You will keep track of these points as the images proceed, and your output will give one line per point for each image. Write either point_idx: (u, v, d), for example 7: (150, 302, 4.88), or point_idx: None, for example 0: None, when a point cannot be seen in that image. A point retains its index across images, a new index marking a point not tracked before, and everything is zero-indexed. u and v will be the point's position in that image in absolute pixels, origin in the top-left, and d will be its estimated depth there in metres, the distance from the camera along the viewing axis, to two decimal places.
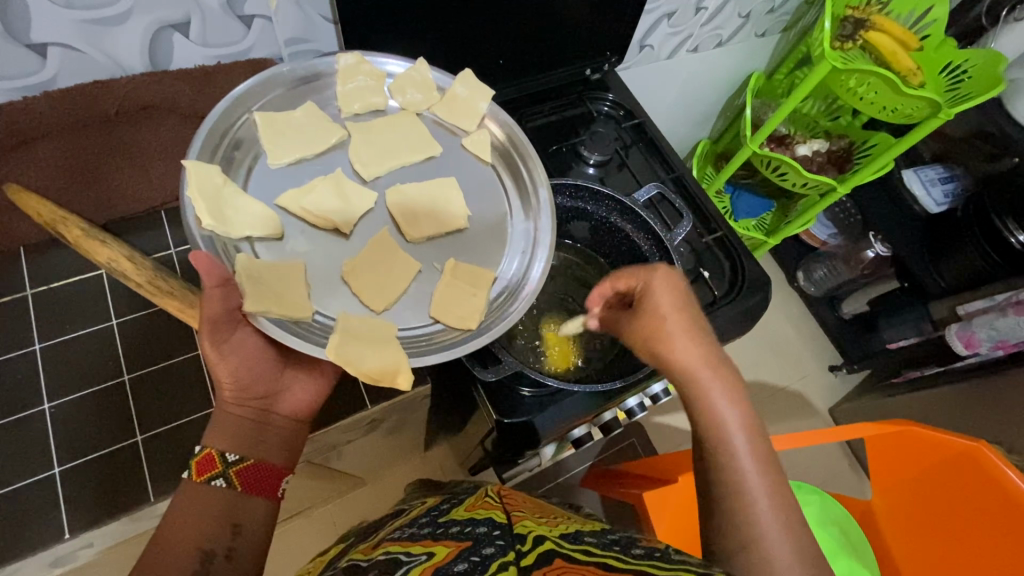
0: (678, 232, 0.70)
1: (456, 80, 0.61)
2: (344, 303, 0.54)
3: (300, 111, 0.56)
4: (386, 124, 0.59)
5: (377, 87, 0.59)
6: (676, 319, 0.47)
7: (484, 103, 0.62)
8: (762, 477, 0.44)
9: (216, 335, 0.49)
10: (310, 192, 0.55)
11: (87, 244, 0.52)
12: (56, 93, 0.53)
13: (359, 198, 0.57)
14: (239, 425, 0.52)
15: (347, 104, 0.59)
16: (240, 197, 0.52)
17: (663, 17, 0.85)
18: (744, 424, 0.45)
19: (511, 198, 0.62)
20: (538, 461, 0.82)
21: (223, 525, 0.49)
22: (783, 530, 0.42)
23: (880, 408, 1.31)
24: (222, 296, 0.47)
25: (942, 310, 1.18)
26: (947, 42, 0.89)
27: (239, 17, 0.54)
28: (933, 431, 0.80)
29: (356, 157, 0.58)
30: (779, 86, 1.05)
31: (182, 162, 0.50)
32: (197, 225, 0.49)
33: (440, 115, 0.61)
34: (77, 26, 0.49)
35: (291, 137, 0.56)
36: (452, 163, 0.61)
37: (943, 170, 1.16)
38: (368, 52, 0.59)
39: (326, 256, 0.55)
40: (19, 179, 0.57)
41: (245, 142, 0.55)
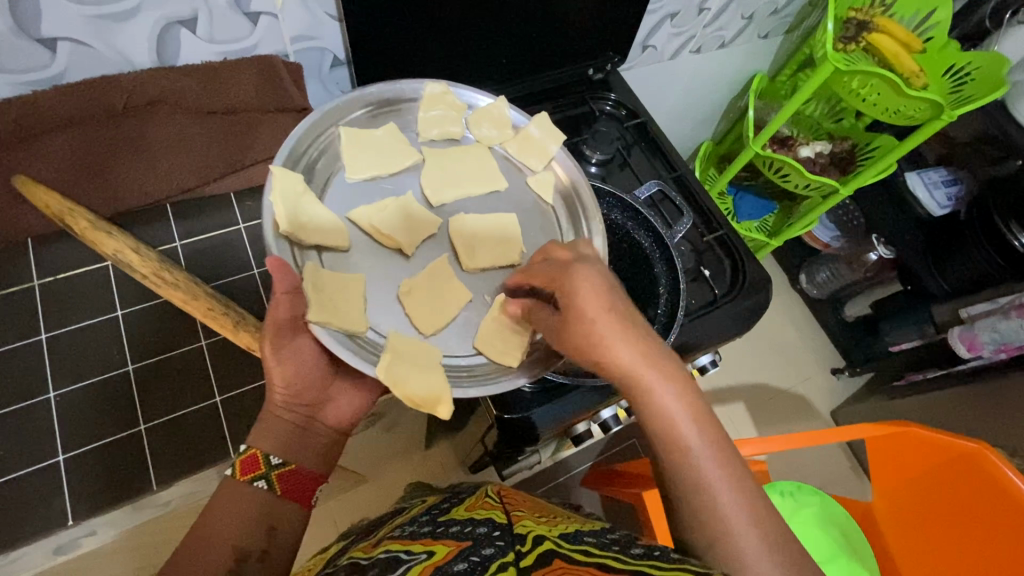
0: (679, 230, 0.72)
1: (532, 122, 0.65)
2: (397, 322, 0.55)
3: (383, 132, 0.59)
4: (458, 151, 0.62)
5: (456, 117, 0.62)
6: (605, 317, 0.44)
7: (555, 147, 0.65)
8: (721, 464, 0.42)
9: (276, 341, 0.50)
10: (381, 211, 0.56)
11: (94, 235, 0.53)
12: (64, 87, 0.54)
13: (422, 220, 0.58)
14: (282, 429, 0.52)
15: (424, 130, 0.61)
16: (317, 208, 0.54)
17: (666, 18, 0.86)
18: (693, 414, 0.43)
19: (564, 235, 0.63)
20: (538, 459, 0.82)
21: (261, 525, 0.49)
22: (751, 525, 0.40)
23: (883, 411, 1.30)
24: (289, 302, 0.49)
25: (944, 313, 1.17)
26: (951, 44, 0.89)
27: (245, 13, 0.55)
28: (933, 433, 0.80)
29: (425, 180, 0.60)
30: (782, 88, 1.05)
31: (270, 166, 0.52)
32: (274, 225, 0.51)
33: (510, 150, 0.64)
34: (86, 21, 0.50)
35: (369, 157, 0.58)
36: (514, 195, 0.64)
37: (947, 174, 1.17)
38: (453, 85, 0.62)
39: (384, 275, 0.57)
40: (26, 171, 0.57)
41: (328, 159, 0.58)
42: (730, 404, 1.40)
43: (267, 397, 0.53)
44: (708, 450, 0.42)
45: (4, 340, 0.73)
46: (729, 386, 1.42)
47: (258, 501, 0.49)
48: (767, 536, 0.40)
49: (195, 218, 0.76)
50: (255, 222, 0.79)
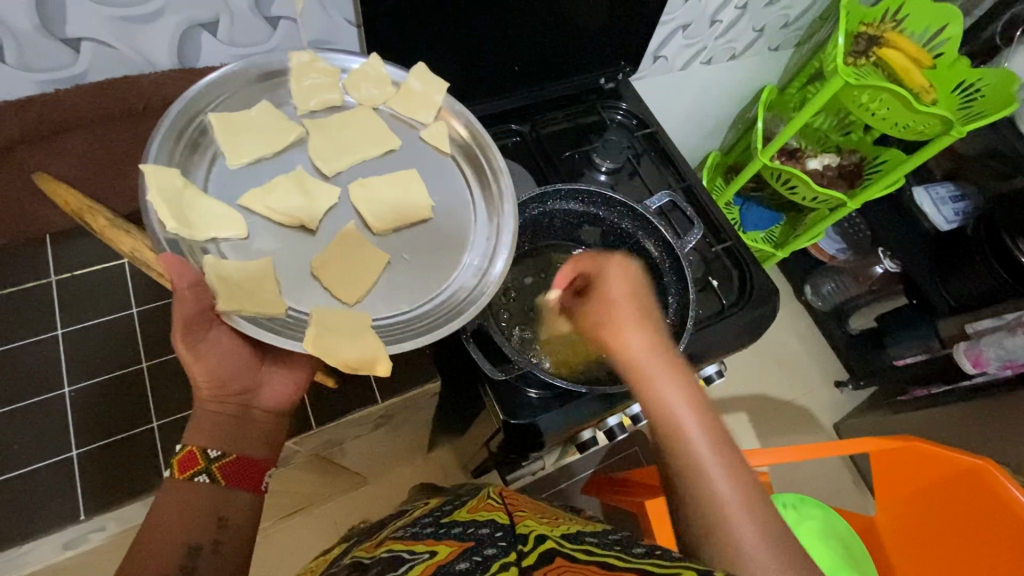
0: (690, 239, 0.71)
1: (409, 75, 0.59)
2: (317, 298, 0.53)
3: (255, 109, 0.54)
4: (341, 119, 0.57)
5: (331, 84, 0.58)
6: (626, 306, 0.48)
7: (440, 95, 0.60)
8: (720, 458, 0.44)
9: (190, 338, 0.48)
10: (272, 190, 0.53)
11: (111, 233, 0.53)
12: (85, 86, 0.55)
13: (323, 192, 0.55)
14: (218, 421, 0.52)
15: (302, 102, 0.57)
16: (201, 200, 0.50)
17: (678, 29, 0.86)
18: (695, 408, 0.45)
19: (472, 190, 0.60)
20: (542, 465, 0.82)
21: (208, 518, 0.50)
22: (750, 519, 0.42)
23: (886, 425, 1.30)
24: (193, 296, 0.47)
25: (952, 328, 1.20)
26: (960, 60, 0.89)
27: (266, 18, 0.56)
28: (937, 447, 0.79)
29: (314, 152, 0.56)
30: (790, 100, 1.06)
31: (141, 166, 0.48)
32: (160, 228, 0.48)
33: (395, 108, 0.59)
34: (110, 23, 0.51)
35: (249, 136, 0.54)
36: (415, 156, 0.60)
37: (955, 188, 1.17)
38: (319, 50, 0.57)
39: (291, 252, 0.54)
40: (48, 169, 0.58)
41: (204, 146, 0.53)
42: (732, 414, 1.40)
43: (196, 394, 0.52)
44: (707, 444, 0.44)
45: (20, 335, 0.73)
46: (731, 396, 1.42)
47: (205, 495, 0.50)
48: (766, 529, 0.42)
49: None
50: None
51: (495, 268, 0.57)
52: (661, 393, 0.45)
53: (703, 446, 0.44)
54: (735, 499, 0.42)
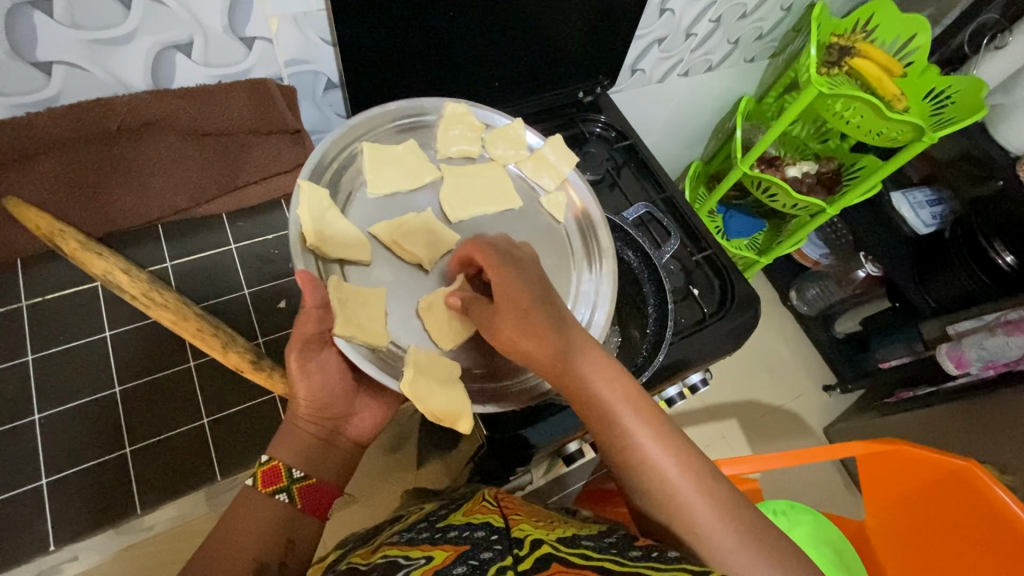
0: (667, 250, 0.72)
1: (547, 144, 0.65)
2: (418, 337, 0.55)
3: (403, 149, 0.59)
4: (474, 168, 0.62)
5: (474, 137, 0.63)
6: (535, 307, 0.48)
7: (569, 169, 0.65)
8: (656, 439, 0.46)
9: (305, 354, 0.51)
10: (403, 227, 0.57)
11: (83, 256, 0.53)
12: (58, 110, 0.54)
13: (443, 237, 0.58)
14: (307, 441, 0.52)
15: (444, 147, 0.62)
16: (342, 223, 0.53)
17: (654, 42, 0.88)
18: (625, 395, 0.47)
19: (577, 255, 0.63)
20: (530, 478, 0.82)
21: (279, 540, 0.48)
22: (694, 485, 0.45)
23: (873, 428, 1.31)
24: (318, 318, 0.49)
25: (933, 330, 1.17)
26: (930, 69, 0.91)
27: (240, 39, 0.56)
28: (922, 450, 0.80)
29: (444, 196, 0.60)
30: (768, 109, 1.08)
31: (297, 179, 0.52)
32: (302, 241, 0.51)
33: (524, 171, 0.65)
34: (83, 46, 0.51)
35: (393, 174, 0.58)
36: (532, 219, 0.64)
37: (932, 193, 1.19)
38: (473, 105, 0.63)
39: (406, 290, 0.57)
40: (17, 192, 0.57)
41: (353, 171, 0.58)
42: (722, 421, 1.40)
43: (291, 408, 0.53)
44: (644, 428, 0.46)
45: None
46: (721, 403, 1.42)
47: (279, 514, 0.49)
48: (716, 493, 0.45)
49: (185, 238, 0.75)
50: (246, 242, 0.78)
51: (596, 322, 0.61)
52: (589, 385, 0.46)
53: (641, 428, 0.46)
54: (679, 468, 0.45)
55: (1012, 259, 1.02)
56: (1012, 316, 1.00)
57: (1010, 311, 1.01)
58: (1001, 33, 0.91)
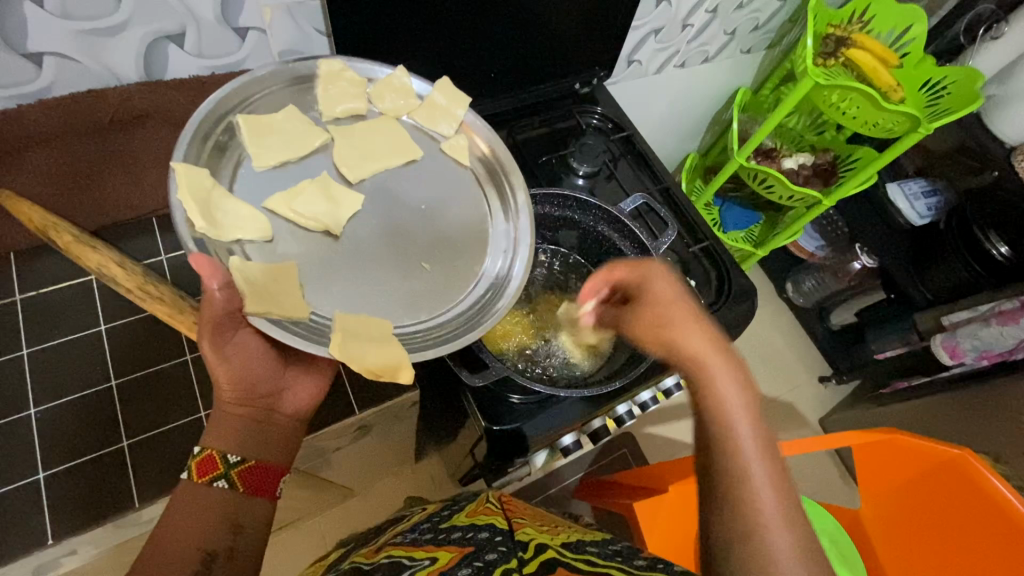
0: (666, 240, 0.72)
1: (434, 89, 0.61)
2: (340, 302, 0.52)
3: (282, 113, 0.54)
4: (365, 127, 0.57)
5: (358, 94, 0.58)
6: (678, 311, 0.47)
7: (462, 111, 0.61)
8: (769, 475, 0.41)
9: (218, 339, 0.49)
10: (298, 194, 0.53)
11: (76, 248, 0.52)
12: (49, 102, 0.54)
13: (347, 198, 0.55)
14: (241, 425, 0.52)
15: (328, 108, 0.57)
16: (230, 202, 0.49)
17: (651, 33, 0.87)
18: (752, 418, 0.42)
19: (490, 200, 0.62)
20: (529, 470, 0.82)
21: (224, 526, 0.49)
22: (791, 541, 0.39)
23: (869, 418, 1.31)
24: (224, 299, 0.46)
25: (927, 322, 1.18)
26: (927, 60, 0.92)
27: (233, 29, 0.55)
28: (921, 439, 0.80)
29: (338, 156, 0.56)
30: (764, 101, 1.07)
31: (170, 163, 0.47)
32: (188, 227, 0.46)
33: (418, 120, 0.60)
34: (74, 37, 0.50)
35: (277, 139, 0.54)
36: (434, 169, 0.60)
37: (927, 184, 1.19)
38: (349, 60, 0.58)
39: (315, 258, 0.53)
40: (11, 186, 0.56)
41: (228, 146, 0.53)
42: None
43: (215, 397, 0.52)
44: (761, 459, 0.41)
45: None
46: None
47: (221, 500, 0.50)
48: (811, 560, 0.38)
49: None
50: None
51: (513, 260, 0.59)
52: (717, 393, 0.43)
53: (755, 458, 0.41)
54: (779, 514, 0.40)
55: (1005, 250, 1.05)
56: (1005, 306, 1.01)
57: (1004, 302, 1.02)
58: (997, 24, 0.91)
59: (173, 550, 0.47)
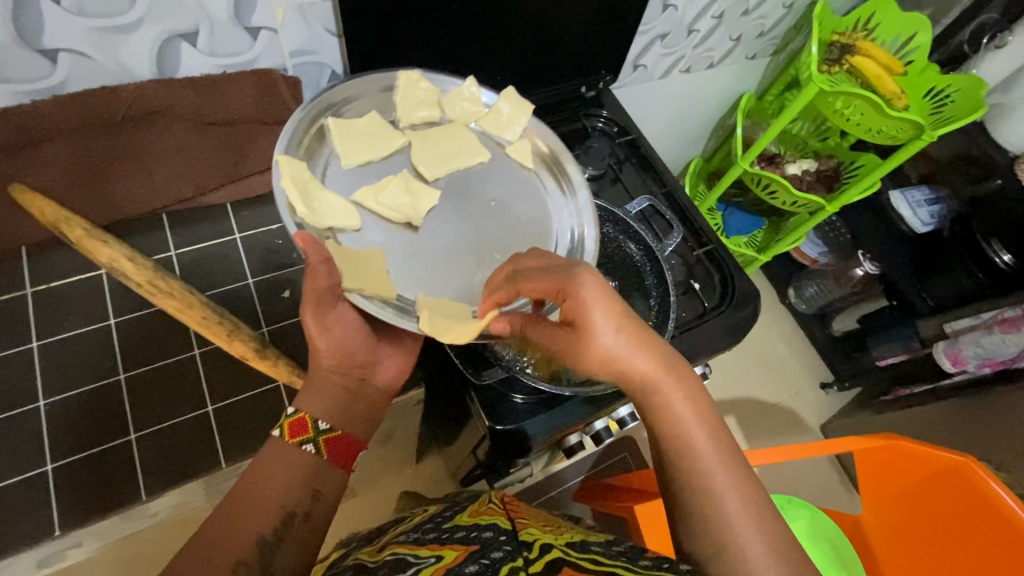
0: (669, 243, 0.72)
1: (502, 97, 0.63)
2: (422, 286, 0.55)
3: (366, 118, 0.58)
4: (437, 131, 0.60)
5: (432, 101, 0.61)
6: (611, 326, 0.42)
7: (526, 118, 0.63)
8: (724, 465, 0.43)
9: (320, 310, 0.50)
10: (384, 189, 0.55)
11: (89, 243, 0.51)
12: (64, 97, 0.54)
13: (425, 194, 0.57)
14: (333, 391, 0.53)
15: (406, 113, 0.59)
16: (326, 194, 0.53)
17: (656, 38, 0.88)
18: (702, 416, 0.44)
19: (554, 195, 0.63)
20: (530, 472, 0.82)
21: (305, 489, 0.48)
22: (752, 522, 0.42)
23: (871, 425, 1.31)
24: (326, 271, 0.48)
25: (930, 329, 1.18)
26: (930, 67, 0.92)
27: (245, 28, 0.56)
28: (924, 446, 0.80)
29: (416, 156, 0.58)
30: (769, 107, 1.08)
31: (274, 156, 0.51)
32: (290, 213, 0.50)
33: (485, 127, 0.63)
34: (88, 33, 0.51)
35: (363, 141, 0.57)
36: (500, 169, 0.62)
37: (930, 192, 1.19)
38: (424, 70, 0.61)
39: (399, 248, 0.56)
40: (24, 178, 0.56)
41: (322, 146, 0.56)
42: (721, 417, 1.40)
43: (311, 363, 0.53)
44: (713, 452, 0.43)
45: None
46: (720, 400, 1.43)
47: (306, 466, 0.49)
48: (768, 535, 0.42)
49: (191, 228, 0.75)
50: (250, 232, 0.78)
51: (584, 242, 0.60)
52: (666, 404, 0.43)
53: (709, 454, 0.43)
54: (737, 500, 0.42)
55: (1009, 259, 1.05)
56: (1007, 313, 1.01)
57: (1007, 309, 1.02)
58: (1001, 33, 0.92)
59: (255, 508, 0.45)
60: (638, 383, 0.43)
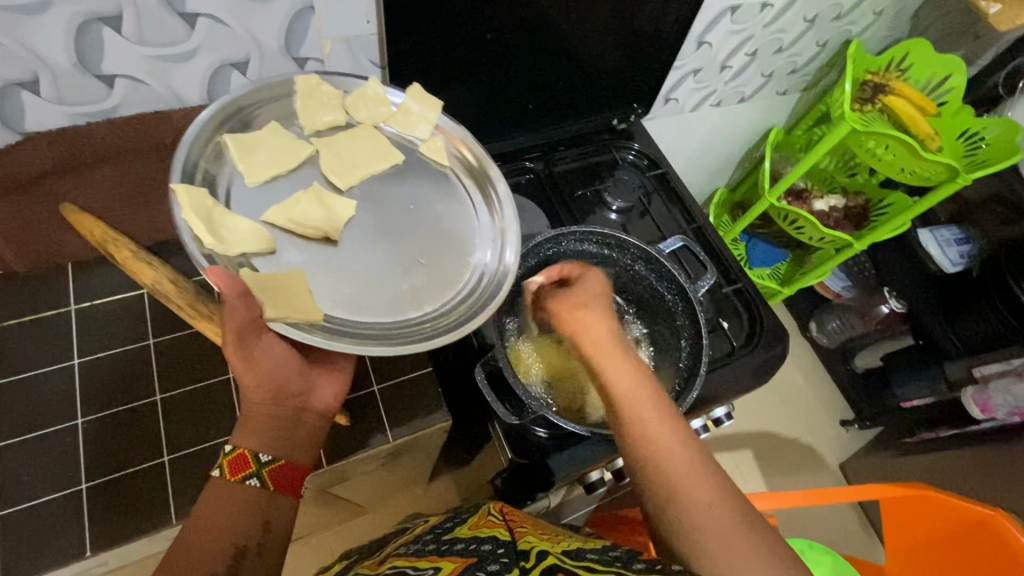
0: (703, 284, 0.72)
1: (406, 95, 0.59)
2: (343, 299, 0.51)
3: (266, 130, 0.53)
4: (347, 136, 0.56)
5: (336, 106, 0.56)
6: (592, 307, 0.52)
7: (436, 114, 0.59)
8: (686, 452, 0.43)
9: (243, 347, 0.47)
10: (295, 204, 0.51)
11: (134, 264, 0.53)
12: (117, 121, 0.56)
13: (341, 204, 0.53)
14: (271, 423, 0.50)
15: (309, 122, 0.55)
16: (230, 217, 0.48)
17: (690, 73, 0.89)
18: (653, 403, 0.46)
19: (471, 195, 0.60)
20: (547, 504, 0.81)
21: (255, 521, 0.46)
22: (722, 508, 0.41)
23: (894, 468, 1.27)
24: (244, 306, 0.46)
25: (958, 371, 1.17)
26: (964, 109, 0.91)
27: (294, 58, 0.58)
28: (946, 494, 0.78)
29: (326, 166, 0.54)
30: (797, 141, 1.08)
31: (170, 186, 0.46)
32: (194, 244, 0.46)
33: (396, 127, 0.59)
34: (145, 61, 0.53)
35: (267, 155, 0.52)
36: (417, 172, 0.59)
37: (960, 231, 1.17)
38: (323, 74, 0.56)
39: (316, 266, 0.52)
40: (76, 201, 0.61)
41: (222, 166, 0.51)
42: (738, 451, 1.38)
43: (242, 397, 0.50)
44: (673, 439, 0.44)
45: None
46: (738, 432, 1.41)
47: (251, 500, 0.47)
48: (739, 521, 0.40)
49: None
50: None
51: (505, 248, 0.58)
52: (619, 390, 0.47)
53: (669, 441, 0.44)
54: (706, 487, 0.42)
55: None
56: None
57: None
58: None
59: (195, 548, 0.43)
60: (606, 365, 0.48)
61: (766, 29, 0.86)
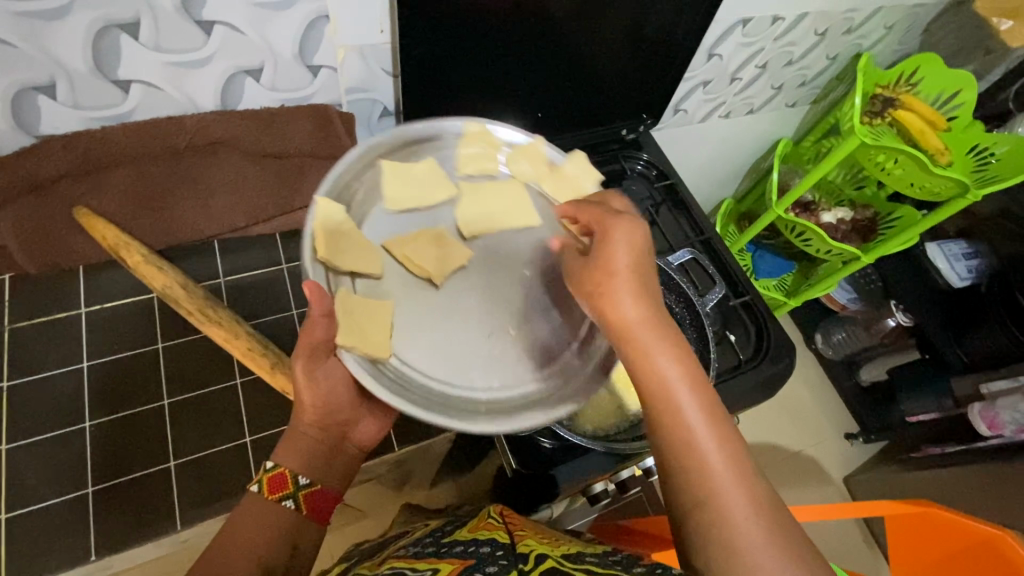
0: (710, 297, 0.71)
1: (566, 161, 0.62)
2: (423, 354, 0.52)
3: (422, 165, 0.57)
4: (492, 187, 0.59)
5: (492, 156, 0.61)
6: (624, 275, 0.46)
7: (585, 184, 0.61)
8: (724, 453, 0.41)
9: (311, 362, 0.49)
10: (415, 242, 0.54)
11: (146, 268, 0.60)
12: (132, 126, 0.57)
13: (456, 253, 0.55)
14: (309, 447, 0.51)
15: (462, 167, 0.60)
16: (355, 236, 0.52)
17: (699, 85, 0.89)
18: (693, 394, 0.43)
19: None
20: (550, 513, 0.80)
21: (284, 544, 0.47)
22: (756, 518, 0.39)
23: (898, 484, 1.26)
24: (324, 325, 0.47)
25: (965, 387, 1.16)
26: (975, 124, 0.90)
27: (307, 66, 0.58)
28: (957, 515, 0.78)
29: (461, 212, 0.57)
30: (805, 153, 1.07)
31: (314, 194, 0.51)
32: (311, 252, 0.49)
33: (543, 188, 0.61)
34: (161, 68, 0.53)
35: (414, 188, 0.56)
36: (540, 232, 0.60)
37: (968, 246, 1.15)
38: (490, 123, 0.61)
39: (412, 305, 0.53)
40: (90, 204, 0.60)
41: (374, 187, 0.56)
42: None
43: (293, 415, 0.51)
44: (710, 436, 0.42)
45: None
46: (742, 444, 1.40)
47: (282, 523, 0.47)
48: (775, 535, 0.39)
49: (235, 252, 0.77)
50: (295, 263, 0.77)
51: (596, 346, 0.56)
52: (659, 372, 0.44)
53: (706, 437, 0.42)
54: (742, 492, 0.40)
55: None
56: None
57: None
58: None
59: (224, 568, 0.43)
60: (639, 344, 0.45)
61: (776, 42, 0.86)
